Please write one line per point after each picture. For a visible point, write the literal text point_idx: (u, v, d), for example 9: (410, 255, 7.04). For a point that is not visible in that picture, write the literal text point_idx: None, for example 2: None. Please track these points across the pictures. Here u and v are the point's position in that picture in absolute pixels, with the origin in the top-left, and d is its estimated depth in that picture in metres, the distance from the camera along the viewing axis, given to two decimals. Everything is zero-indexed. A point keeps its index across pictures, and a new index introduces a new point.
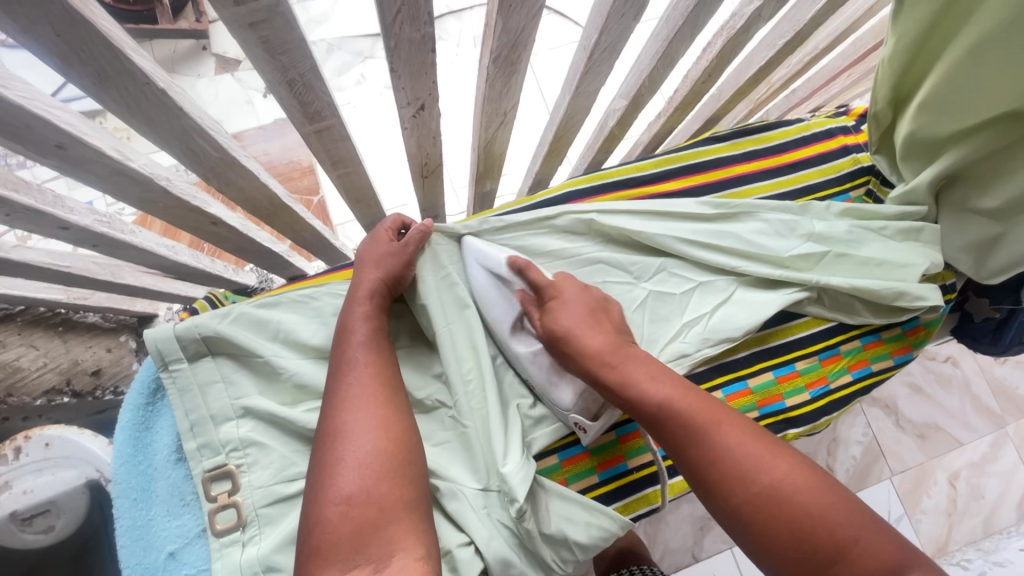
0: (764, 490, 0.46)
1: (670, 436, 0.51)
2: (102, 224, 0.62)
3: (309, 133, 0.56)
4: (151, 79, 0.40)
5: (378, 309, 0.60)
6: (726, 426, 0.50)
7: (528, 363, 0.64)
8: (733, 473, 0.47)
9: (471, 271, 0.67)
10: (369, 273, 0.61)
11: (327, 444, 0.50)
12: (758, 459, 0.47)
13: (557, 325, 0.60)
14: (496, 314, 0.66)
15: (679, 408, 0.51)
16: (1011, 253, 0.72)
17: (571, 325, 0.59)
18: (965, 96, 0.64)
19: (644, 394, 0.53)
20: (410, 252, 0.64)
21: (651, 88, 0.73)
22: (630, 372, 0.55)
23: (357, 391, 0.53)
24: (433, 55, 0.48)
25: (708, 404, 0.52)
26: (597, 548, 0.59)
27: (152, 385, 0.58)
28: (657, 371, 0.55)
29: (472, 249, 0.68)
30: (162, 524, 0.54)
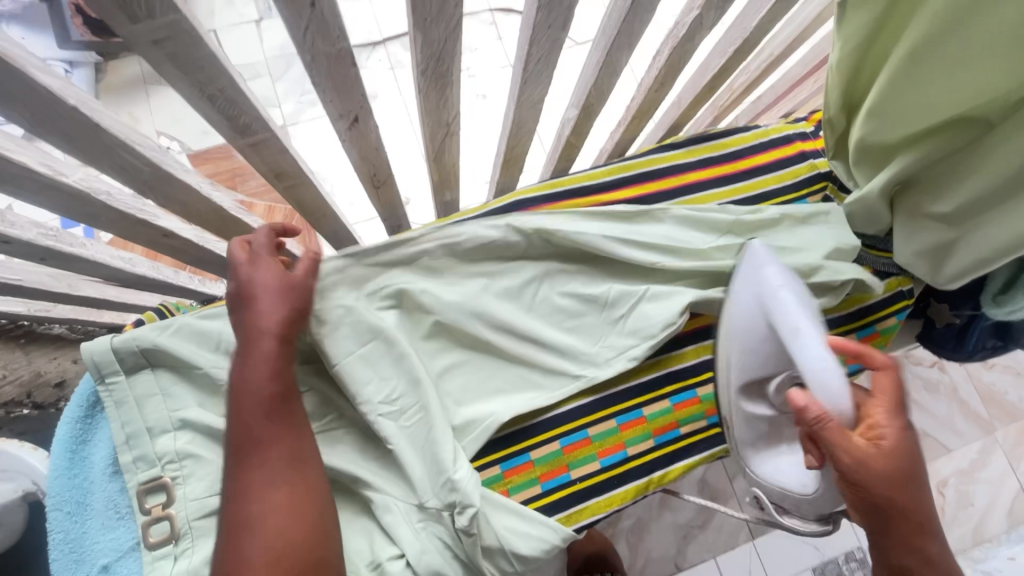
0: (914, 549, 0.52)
1: (878, 499, 0.51)
2: (48, 237, 0.63)
3: (244, 146, 0.56)
4: (59, 97, 0.40)
5: (288, 341, 0.56)
6: (913, 503, 0.51)
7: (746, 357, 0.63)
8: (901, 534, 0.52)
9: (741, 292, 0.64)
10: (259, 311, 0.55)
11: (237, 537, 0.48)
12: (917, 530, 0.52)
13: (878, 437, 0.51)
14: (750, 361, 0.63)
15: (901, 480, 0.50)
16: (965, 259, 0.71)
17: (913, 469, 0.51)
18: (909, 103, 0.64)
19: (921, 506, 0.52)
20: (297, 283, 0.58)
21: (600, 97, 0.74)
22: (916, 482, 0.51)
23: (263, 475, 0.51)
24: (354, 68, 0.48)
25: (910, 478, 0.51)
26: (534, 560, 0.60)
27: (90, 398, 0.58)
28: (894, 434, 0.51)
29: (752, 262, 0.64)
30: (96, 537, 0.55)
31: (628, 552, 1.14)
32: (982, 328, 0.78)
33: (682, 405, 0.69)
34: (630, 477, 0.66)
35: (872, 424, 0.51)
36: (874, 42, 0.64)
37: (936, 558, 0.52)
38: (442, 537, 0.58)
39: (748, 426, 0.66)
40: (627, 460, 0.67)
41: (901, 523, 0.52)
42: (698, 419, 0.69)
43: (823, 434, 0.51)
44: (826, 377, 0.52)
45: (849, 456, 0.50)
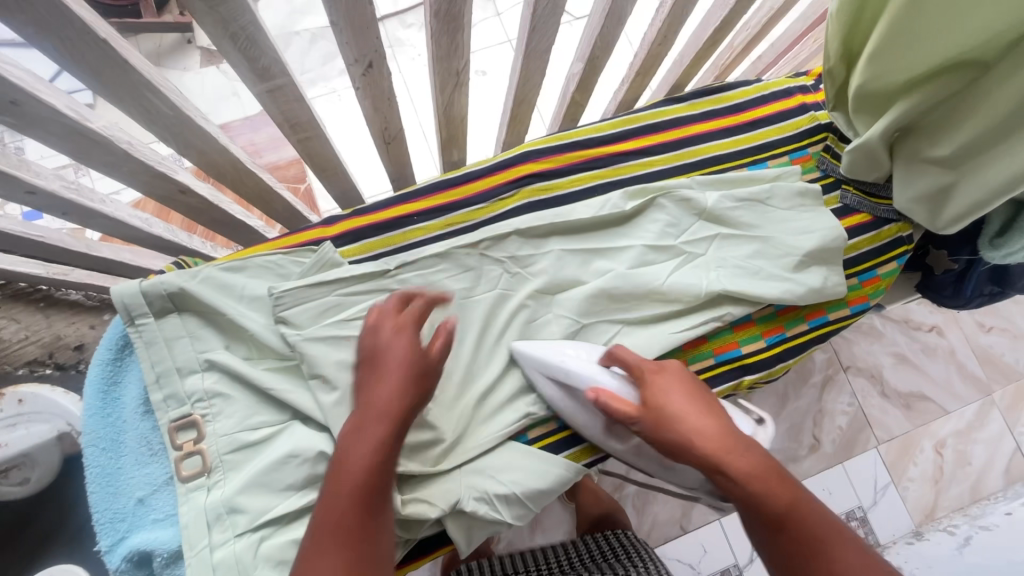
0: (705, 458, 0.52)
1: (661, 422, 0.55)
2: (70, 190, 0.64)
3: (262, 93, 0.58)
4: (91, 29, 0.41)
5: (404, 408, 0.52)
6: (688, 412, 0.55)
7: (581, 414, 0.63)
8: (696, 451, 0.53)
9: (537, 379, 0.65)
10: (385, 382, 0.53)
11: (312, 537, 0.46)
12: (693, 430, 0.53)
13: (655, 401, 0.56)
14: (586, 421, 0.63)
15: (666, 407, 0.56)
16: (964, 203, 0.72)
17: (670, 409, 0.55)
18: (910, 46, 0.64)
19: (699, 437, 0.53)
20: (426, 360, 0.56)
21: (605, 50, 0.75)
22: (675, 417, 0.55)
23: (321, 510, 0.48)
24: (371, 8, 0.50)
25: (692, 400, 0.56)
26: (550, 496, 0.62)
27: (119, 341, 0.59)
28: (687, 386, 0.58)
29: (524, 351, 0.65)
30: (131, 472, 0.57)
31: (635, 514, 1.17)
32: (979, 273, 0.81)
33: (691, 346, 0.73)
34: None
35: (649, 383, 0.58)
36: None
37: (731, 470, 0.51)
38: (471, 483, 0.60)
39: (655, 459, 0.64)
40: None
41: (689, 456, 0.53)
42: (705, 358, 0.72)
43: (612, 410, 0.57)
44: (602, 381, 0.61)
45: (640, 419, 0.56)
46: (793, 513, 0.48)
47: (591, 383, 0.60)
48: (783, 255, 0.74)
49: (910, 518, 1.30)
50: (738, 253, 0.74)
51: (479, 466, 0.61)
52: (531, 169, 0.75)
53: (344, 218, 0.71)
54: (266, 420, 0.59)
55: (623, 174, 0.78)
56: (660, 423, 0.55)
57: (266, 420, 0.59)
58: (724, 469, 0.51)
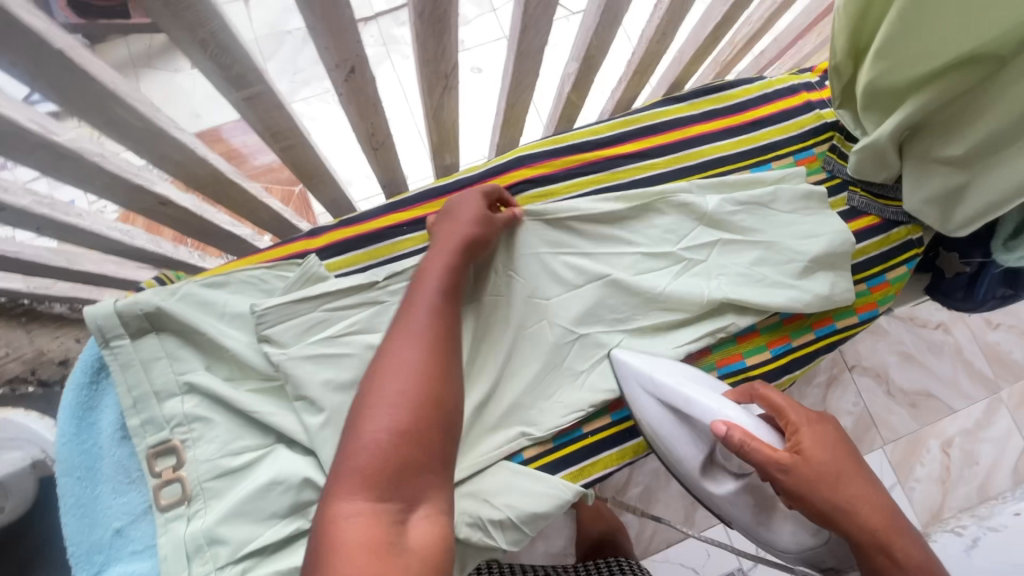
0: (867, 532, 0.50)
1: (817, 483, 0.52)
2: (42, 205, 0.62)
3: (239, 101, 0.55)
4: (45, 38, 0.39)
5: (458, 264, 0.59)
6: (849, 481, 0.52)
7: (685, 441, 0.62)
8: (851, 519, 0.51)
9: (639, 400, 0.63)
10: (458, 226, 0.62)
11: (371, 393, 0.48)
12: (865, 502, 0.51)
13: (806, 451, 0.53)
14: (683, 453, 0.63)
15: (853, 480, 0.52)
16: (977, 204, 0.68)
17: (833, 468, 0.53)
18: (920, 41, 0.61)
19: (864, 505, 0.51)
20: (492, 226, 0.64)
21: (601, 49, 0.72)
22: (842, 479, 0.52)
23: (384, 360, 0.50)
24: (349, 10, 0.46)
25: (848, 463, 0.53)
26: (546, 519, 0.59)
27: (95, 364, 0.57)
28: (839, 443, 0.55)
29: (626, 367, 0.65)
30: (108, 501, 0.54)
31: (637, 520, 1.14)
32: (992, 276, 0.77)
33: (692, 357, 0.70)
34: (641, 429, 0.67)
35: (804, 433, 0.55)
36: None
37: (898, 553, 0.49)
38: (464, 508, 0.57)
39: (736, 506, 0.62)
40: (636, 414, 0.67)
41: (853, 526, 0.51)
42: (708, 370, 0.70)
43: (745, 448, 0.54)
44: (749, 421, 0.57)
45: (772, 465, 0.53)
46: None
47: (716, 416, 0.58)
48: (789, 260, 0.71)
49: (917, 518, 1.28)
50: (741, 259, 0.71)
51: (475, 490, 0.59)
52: (524, 175, 0.73)
53: (330, 229, 0.68)
54: (248, 445, 0.56)
55: (621, 179, 0.75)
56: (813, 480, 0.52)
57: (249, 444, 0.57)
58: (890, 550, 0.49)
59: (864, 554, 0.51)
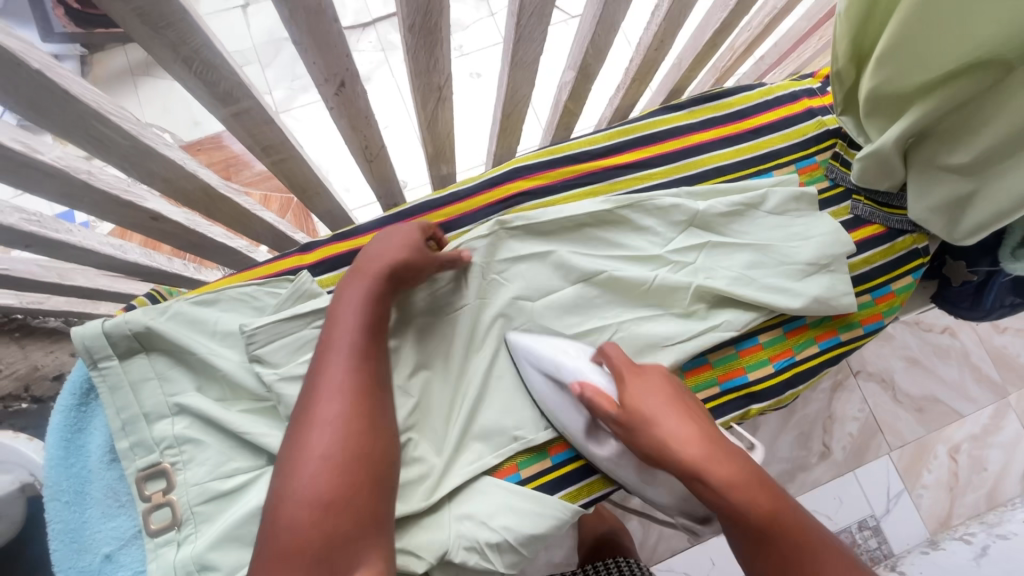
0: (683, 468, 0.48)
1: (643, 433, 0.51)
2: (30, 223, 0.61)
3: (227, 117, 0.54)
4: (21, 59, 0.38)
5: (380, 292, 0.55)
6: (660, 419, 0.50)
7: (567, 411, 0.60)
8: (682, 463, 0.48)
9: (528, 374, 0.62)
10: (389, 255, 0.57)
11: (287, 460, 0.45)
12: (681, 436, 0.49)
13: (627, 399, 0.53)
14: (566, 422, 0.60)
15: (666, 417, 0.50)
16: (986, 212, 0.66)
17: (652, 411, 0.51)
18: (924, 47, 0.60)
19: (678, 444, 0.49)
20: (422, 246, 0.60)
21: (597, 58, 0.71)
22: (651, 418, 0.51)
23: (302, 420, 0.47)
24: (337, 24, 0.45)
25: (669, 401, 0.52)
26: (544, 540, 0.57)
27: (83, 385, 0.56)
28: (664, 388, 0.54)
29: (520, 346, 0.63)
30: (97, 526, 0.53)
31: (640, 528, 1.12)
32: (1000, 286, 0.76)
33: (694, 371, 0.68)
34: None
35: (633, 379, 0.54)
36: None
37: (719, 487, 0.46)
38: (460, 532, 0.55)
39: (622, 469, 0.59)
40: None
41: (671, 463, 0.49)
42: (709, 385, 0.68)
43: (592, 404, 0.55)
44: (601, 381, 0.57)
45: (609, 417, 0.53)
46: (778, 533, 0.44)
47: (576, 376, 0.58)
48: (791, 271, 0.69)
49: (925, 526, 1.26)
50: (743, 269, 0.69)
51: (472, 512, 0.56)
52: (521, 186, 0.71)
53: (325, 243, 0.67)
54: (240, 467, 0.55)
55: (620, 189, 0.74)
56: (636, 431, 0.51)
57: (241, 466, 0.56)
58: (704, 479, 0.47)
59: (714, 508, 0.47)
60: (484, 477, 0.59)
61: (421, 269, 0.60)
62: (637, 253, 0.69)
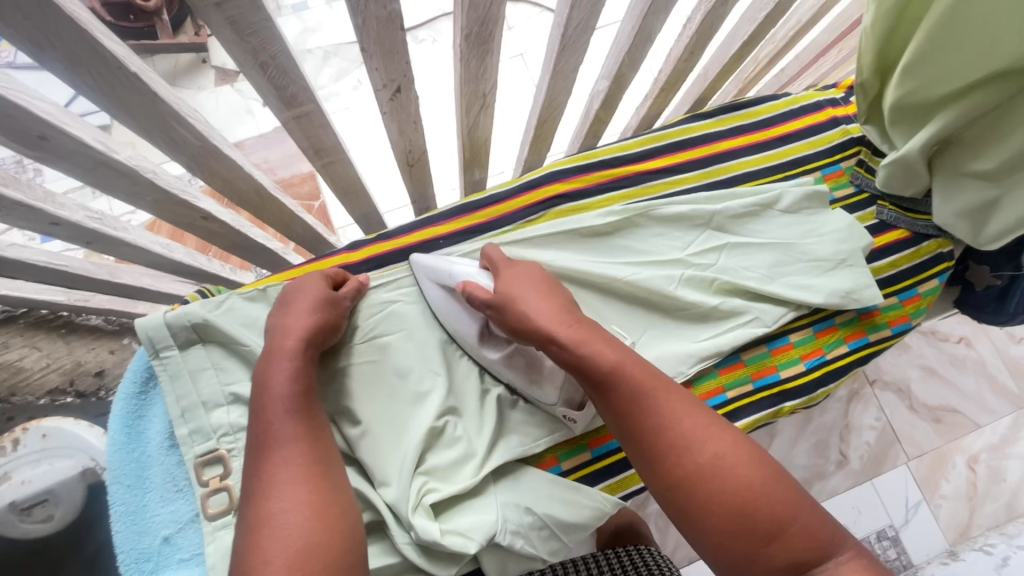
0: (604, 366, 0.50)
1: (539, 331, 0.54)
2: (94, 221, 0.64)
3: (288, 120, 0.57)
4: (123, 63, 0.41)
5: (305, 365, 0.53)
6: (569, 326, 0.53)
7: (501, 367, 0.62)
8: (593, 366, 0.50)
9: (426, 289, 0.64)
10: (298, 320, 0.55)
11: (242, 569, 0.42)
12: (585, 343, 0.51)
13: (504, 292, 0.57)
14: (459, 328, 0.62)
15: (561, 322, 0.53)
16: (1010, 217, 0.68)
17: (517, 289, 0.57)
18: (953, 60, 0.61)
19: (539, 317, 0.54)
20: (343, 306, 0.60)
21: (632, 67, 0.74)
22: (518, 299, 0.56)
23: (252, 517, 0.45)
24: (403, 33, 0.48)
25: (560, 307, 0.55)
26: (585, 529, 0.58)
27: (144, 374, 0.58)
28: (545, 290, 0.57)
29: (422, 266, 0.64)
30: (156, 510, 0.55)
31: (658, 536, 1.13)
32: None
33: (727, 369, 0.70)
34: None
35: (503, 279, 0.58)
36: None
37: (619, 376, 0.50)
38: (507, 516, 0.56)
39: (512, 371, 0.61)
40: None
41: (562, 351, 0.52)
42: (744, 383, 0.69)
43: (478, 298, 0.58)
44: (469, 274, 0.61)
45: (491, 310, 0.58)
46: (621, 372, 0.50)
47: (462, 278, 0.61)
48: (818, 275, 0.71)
49: (945, 537, 1.25)
50: (770, 271, 0.71)
51: (517, 499, 0.58)
52: (558, 189, 0.73)
53: (368, 243, 0.69)
54: None
55: (653, 194, 0.76)
56: (530, 327, 0.55)
57: None
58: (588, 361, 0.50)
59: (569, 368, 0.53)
60: (529, 467, 0.61)
61: (338, 323, 0.59)
62: (663, 255, 0.71)
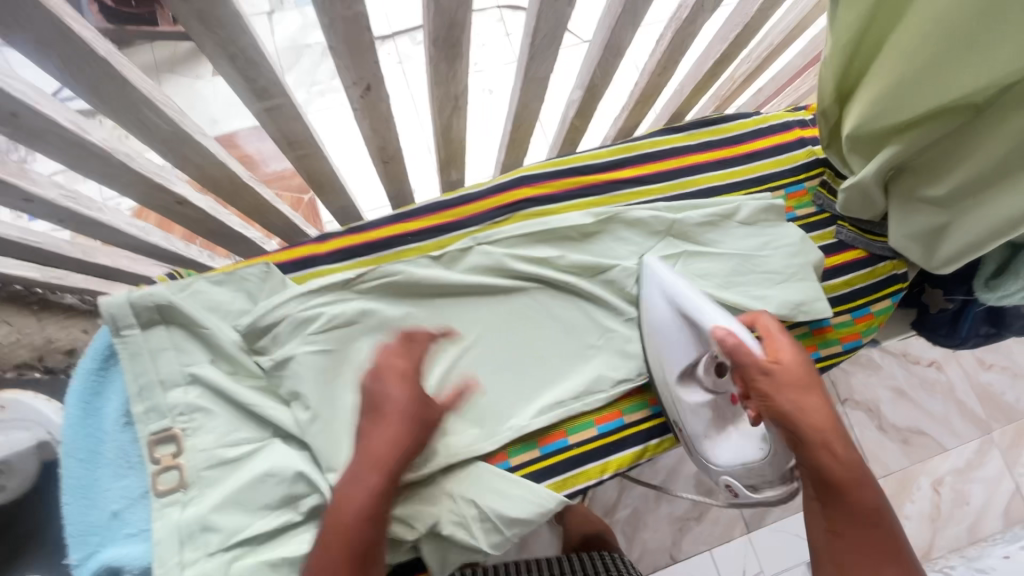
0: (850, 473, 0.55)
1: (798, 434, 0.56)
2: (67, 199, 0.65)
3: (260, 112, 0.58)
4: (92, 48, 0.42)
5: (410, 441, 0.55)
6: (831, 447, 0.55)
7: (690, 413, 0.64)
8: (838, 479, 0.55)
9: (653, 302, 0.68)
10: (397, 388, 0.56)
11: None
12: (829, 458, 0.55)
13: (776, 392, 0.57)
14: (670, 356, 0.66)
15: (830, 430, 0.56)
16: (959, 242, 0.71)
17: (802, 380, 0.58)
18: (905, 93, 0.64)
19: (812, 415, 0.56)
20: (416, 357, 0.60)
21: (604, 79, 0.76)
22: (807, 391, 0.58)
23: None
24: (369, 34, 0.50)
25: (825, 419, 0.56)
26: (529, 524, 0.60)
27: (105, 351, 0.59)
28: (817, 395, 0.58)
29: (654, 276, 0.69)
30: (107, 484, 0.56)
31: (624, 542, 1.14)
32: (973, 314, 0.81)
33: None
34: (626, 444, 0.67)
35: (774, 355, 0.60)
36: (869, 31, 0.65)
37: (863, 490, 0.54)
38: (450, 506, 0.59)
39: (694, 418, 0.65)
40: (624, 427, 0.68)
41: (812, 459, 0.56)
42: None
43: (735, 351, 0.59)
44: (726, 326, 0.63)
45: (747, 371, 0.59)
46: (869, 498, 0.54)
47: (716, 323, 0.62)
48: (775, 288, 0.73)
49: None
50: (725, 280, 0.74)
51: (462, 491, 0.60)
52: (527, 193, 0.75)
53: (337, 236, 0.70)
54: (245, 437, 0.59)
55: (620, 202, 0.78)
56: (818, 433, 0.56)
57: (246, 436, 0.59)
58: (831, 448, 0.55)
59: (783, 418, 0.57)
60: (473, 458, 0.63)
61: None
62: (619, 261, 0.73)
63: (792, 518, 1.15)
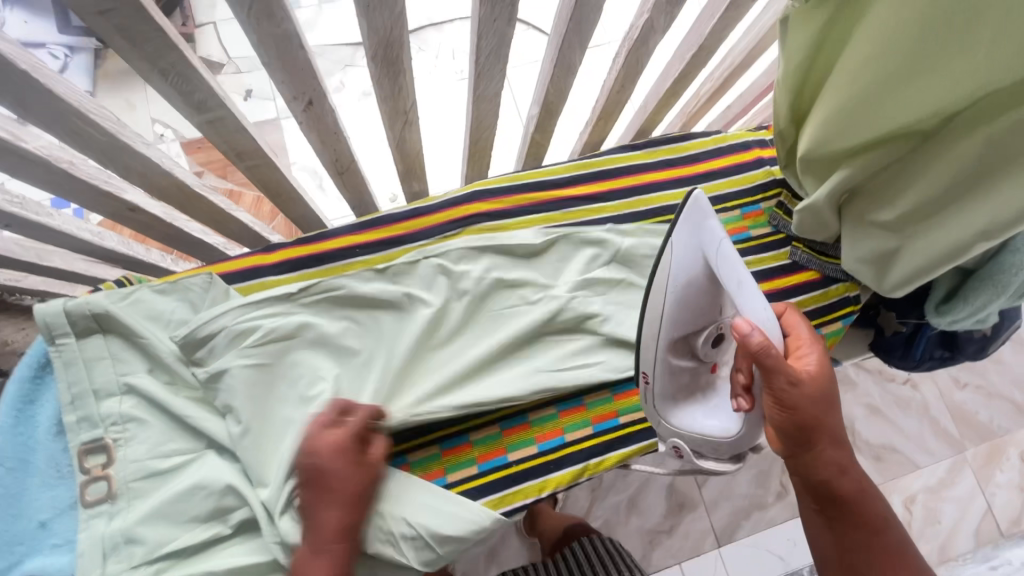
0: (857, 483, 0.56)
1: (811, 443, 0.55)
2: (12, 204, 0.65)
3: (202, 123, 0.58)
4: (10, 61, 0.42)
5: (348, 514, 0.54)
6: (838, 453, 0.56)
7: (665, 375, 0.60)
8: (840, 486, 0.56)
9: (674, 247, 0.56)
10: (336, 466, 0.54)
11: None
12: (840, 465, 0.56)
13: (797, 405, 0.54)
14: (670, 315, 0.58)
15: (840, 441, 0.56)
16: (907, 267, 0.71)
17: (822, 393, 0.55)
18: (853, 119, 0.64)
19: (826, 425, 0.55)
20: (356, 434, 0.56)
21: (560, 96, 0.76)
22: (825, 406, 0.55)
23: None
24: (302, 50, 0.50)
25: (834, 427, 0.56)
26: (462, 542, 0.60)
27: (41, 359, 0.59)
28: (829, 408, 0.55)
29: (694, 219, 0.54)
30: (35, 494, 0.56)
31: None
32: (926, 337, 0.81)
33: (623, 395, 0.70)
34: (568, 461, 0.67)
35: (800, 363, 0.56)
36: (819, 57, 0.65)
37: (863, 491, 0.57)
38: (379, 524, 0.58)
39: (667, 380, 0.61)
40: (565, 445, 0.67)
41: (816, 465, 0.56)
42: (638, 409, 0.69)
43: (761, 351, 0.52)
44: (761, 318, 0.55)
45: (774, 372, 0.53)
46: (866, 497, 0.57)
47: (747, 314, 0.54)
48: None
49: None
50: None
51: (394, 508, 0.60)
52: (480, 208, 0.75)
53: (285, 246, 0.71)
54: (178, 448, 0.59)
55: (574, 218, 0.78)
56: (824, 441, 0.55)
57: (179, 447, 0.59)
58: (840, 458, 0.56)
59: (797, 427, 0.54)
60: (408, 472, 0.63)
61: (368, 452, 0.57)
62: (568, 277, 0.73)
63: (763, 535, 1.13)
